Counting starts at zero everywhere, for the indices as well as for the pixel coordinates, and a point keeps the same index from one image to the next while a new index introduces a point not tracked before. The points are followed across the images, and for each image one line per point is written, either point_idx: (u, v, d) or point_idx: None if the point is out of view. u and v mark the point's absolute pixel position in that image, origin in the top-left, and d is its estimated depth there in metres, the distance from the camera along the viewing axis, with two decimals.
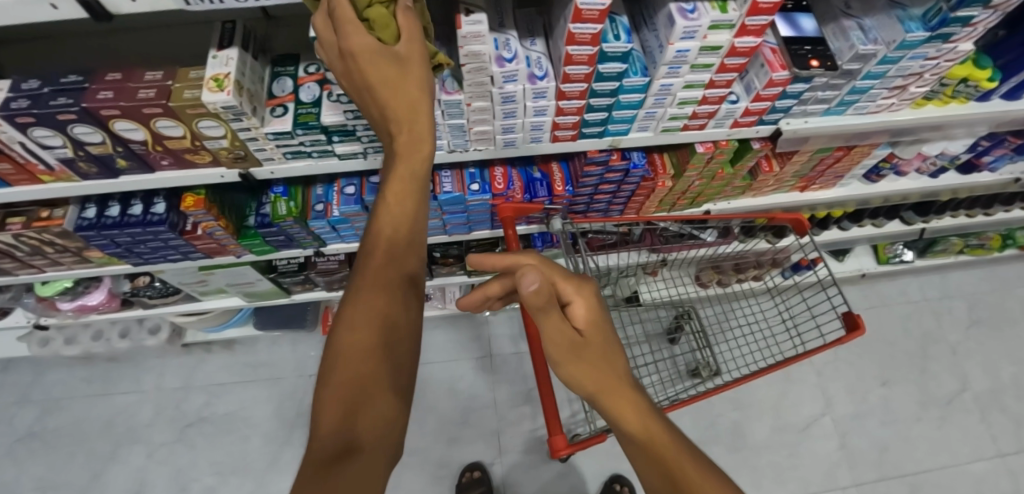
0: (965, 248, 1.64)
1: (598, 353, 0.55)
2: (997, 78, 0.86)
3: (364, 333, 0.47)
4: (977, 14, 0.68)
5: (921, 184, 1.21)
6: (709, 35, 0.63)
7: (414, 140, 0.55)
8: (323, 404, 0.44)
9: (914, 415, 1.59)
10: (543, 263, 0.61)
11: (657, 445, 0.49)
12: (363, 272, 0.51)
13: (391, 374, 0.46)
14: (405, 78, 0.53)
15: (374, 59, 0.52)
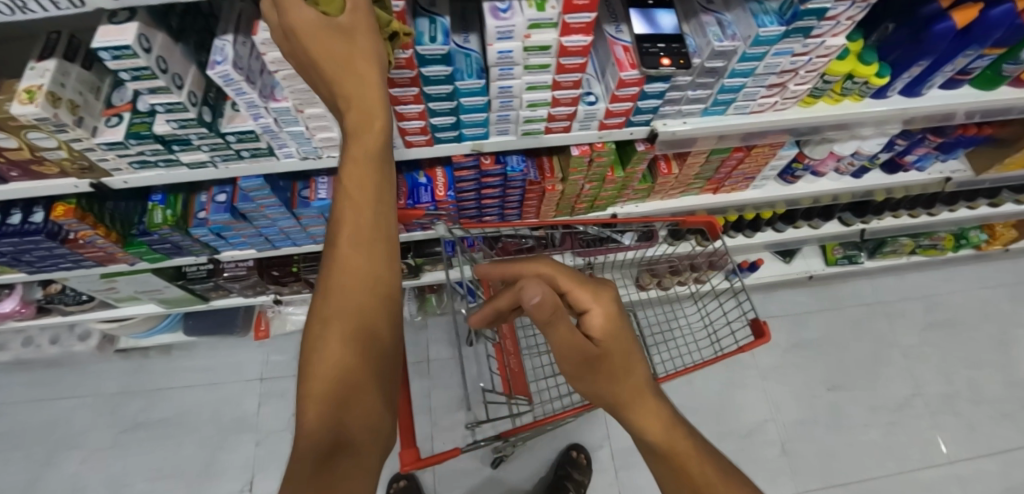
0: (917, 249, 1.62)
1: (615, 363, 0.56)
2: (887, 74, 0.83)
3: (340, 338, 0.41)
4: (831, 7, 0.65)
5: (844, 184, 1.17)
6: (532, 34, 0.61)
7: (370, 113, 0.44)
8: (307, 413, 0.39)
9: (864, 421, 1.56)
10: (556, 279, 0.63)
11: (680, 454, 0.52)
12: (333, 269, 0.43)
13: (375, 380, 0.41)
14: (360, 47, 0.44)
15: (318, 31, 0.42)
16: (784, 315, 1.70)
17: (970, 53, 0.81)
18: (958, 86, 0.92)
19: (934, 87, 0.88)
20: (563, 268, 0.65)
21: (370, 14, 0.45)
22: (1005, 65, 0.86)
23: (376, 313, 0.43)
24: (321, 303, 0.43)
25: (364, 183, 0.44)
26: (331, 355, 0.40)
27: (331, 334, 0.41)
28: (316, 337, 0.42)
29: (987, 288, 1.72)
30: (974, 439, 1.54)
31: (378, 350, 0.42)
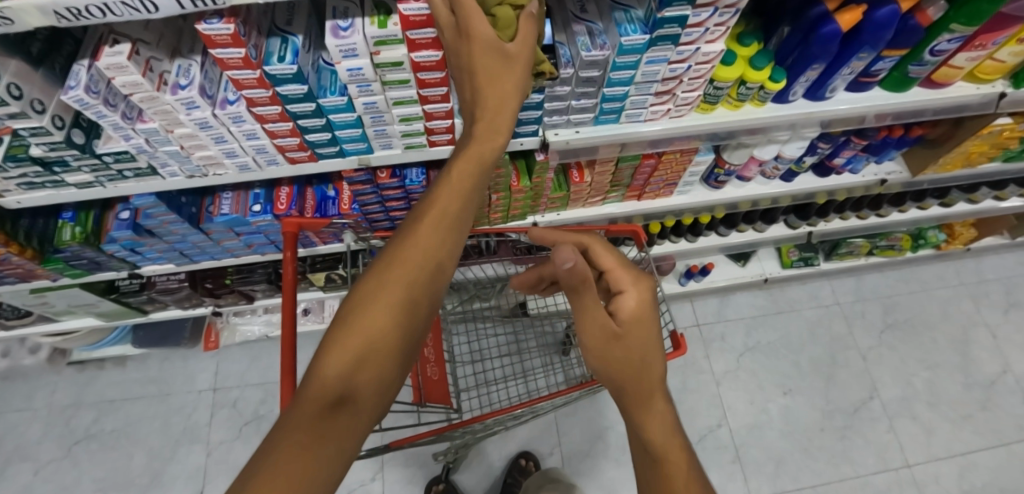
0: (874, 250, 1.63)
1: (634, 352, 0.57)
2: (782, 78, 0.81)
3: (391, 296, 0.53)
4: (691, 13, 0.63)
5: (774, 188, 1.18)
6: (381, 50, 0.61)
7: (491, 131, 0.60)
8: (336, 342, 0.50)
9: (818, 424, 1.57)
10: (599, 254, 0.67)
11: (673, 466, 0.53)
12: (413, 239, 0.56)
13: (404, 338, 0.53)
14: (500, 78, 0.57)
15: (483, 51, 0.54)
16: (740, 318, 1.71)
17: (864, 55, 0.79)
18: (868, 87, 0.91)
19: (838, 91, 0.87)
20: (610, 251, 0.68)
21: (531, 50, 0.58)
22: (910, 67, 0.85)
23: (428, 282, 0.56)
24: (387, 263, 0.55)
25: (459, 178, 0.59)
26: (378, 307, 0.52)
27: (394, 286, 0.53)
28: (376, 285, 0.54)
29: (945, 287, 1.76)
30: (932, 443, 1.56)
31: (416, 311, 0.54)
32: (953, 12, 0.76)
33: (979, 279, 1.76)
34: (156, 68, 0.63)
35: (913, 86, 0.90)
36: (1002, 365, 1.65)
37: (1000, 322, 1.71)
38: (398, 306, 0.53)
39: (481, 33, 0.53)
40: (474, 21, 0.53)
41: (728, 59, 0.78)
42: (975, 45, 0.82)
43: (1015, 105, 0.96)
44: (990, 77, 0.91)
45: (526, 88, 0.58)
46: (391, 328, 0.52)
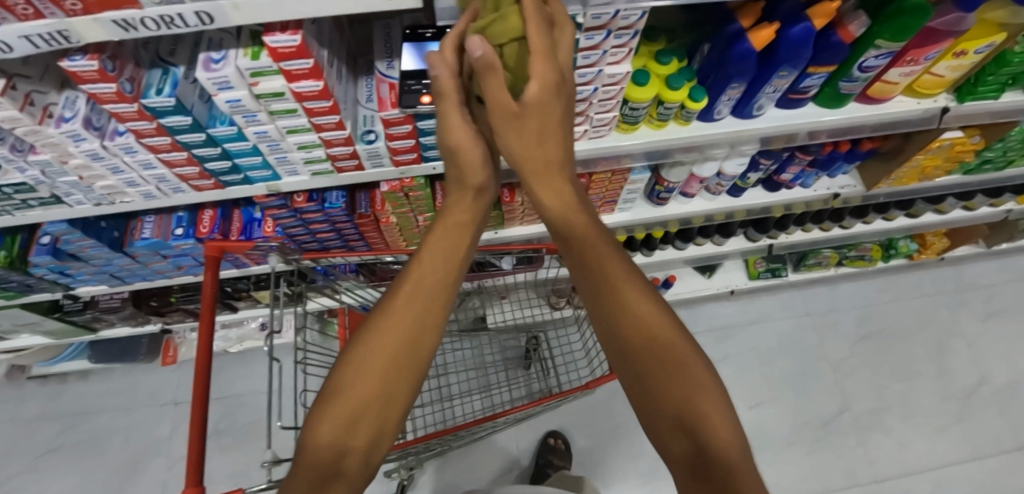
0: (844, 260, 1.61)
1: (551, 180, 0.66)
2: (703, 97, 0.78)
3: (377, 355, 0.58)
4: (581, 38, 0.62)
5: (722, 204, 1.16)
6: (259, 81, 0.60)
7: (461, 197, 0.70)
8: (327, 406, 0.55)
9: (787, 439, 1.53)
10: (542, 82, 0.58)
11: (660, 347, 0.55)
12: (398, 305, 0.61)
13: (394, 406, 0.57)
14: (475, 147, 0.67)
15: (455, 133, 0.65)
16: (708, 330, 1.66)
17: (784, 74, 0.76)
18: (801, 103, 0.87)
19: (766, 108, 0.84)
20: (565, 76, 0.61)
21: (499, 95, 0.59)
22: (840, 83, 0.82)
23: (414, 352, 0.59)
24: (371, 327, 0.60)
25: (441, 244, 0.66)
26: (364, 367, 0.57)
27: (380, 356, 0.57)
28: (363, 350, 0.58)
29: (922, 297, 1.70)
30: (904, 458, 1.52)
31: (403, 378, 0.58)
32: (878, 25, 0.73)
33: (957, 287, 1.71)
34: (39, 101, 0.62)
35: (849, 100, 0.87)
36: (979, 376, 1.60)
37: (978, 331, 1.66)
38: (384, 365, 0.57)
39: (457, 127, 0.64)
40: (452, 108, 0.63)
41: (641, 79, 0.75)
42: (906, 60, 0.79)
43: (959, 118, 0.94)
44: (931, 91, 0.88)
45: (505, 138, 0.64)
46: (376, 391, 0.56)
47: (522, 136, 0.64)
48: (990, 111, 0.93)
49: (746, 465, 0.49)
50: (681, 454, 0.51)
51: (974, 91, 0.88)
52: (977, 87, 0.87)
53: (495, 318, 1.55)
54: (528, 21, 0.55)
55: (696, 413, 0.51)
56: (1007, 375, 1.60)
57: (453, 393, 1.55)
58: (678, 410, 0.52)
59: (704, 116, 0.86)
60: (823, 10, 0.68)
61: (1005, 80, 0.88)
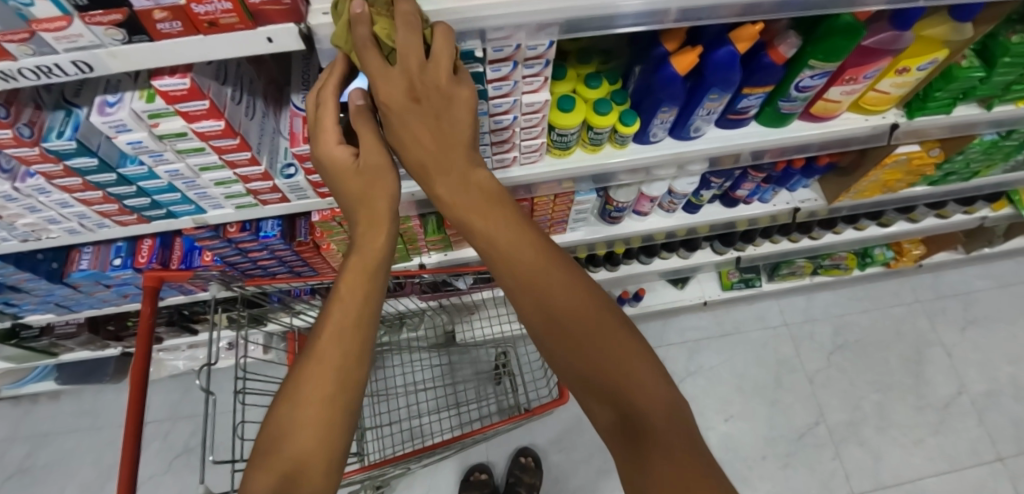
0: (819, 269, 1.59)
1: (457, 165, 0.54)
2: (635, 121, 0.76)
3: (307, 406, 0.50)
4: (487, 70, 0.59)
5: (680, 220, 1.14)
6: (160, 122, 0.59)
7: (374, 218, 0.56)
8: (267, 461, 0.48)
9: (761, 452, 1.52)
10: (388, 96, 0.51)
11: (604, 337, 0.49)
12: (319, 348, 0.53)
13: (326, 455, 0.49)
14: (370, 177, 0.55)
15: (346, 171, 0.56)
16: (680, 342, 1.65)
17: (715, 97, 0.73)
18: (743, 122, 0.85)
19: (704, 130, 0.82)
20: (430, 79, 0.50)
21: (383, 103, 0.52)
22: (779, 102, 0.80)
23: (345, 390, 0.52)
24: (308, 360, 0.53)
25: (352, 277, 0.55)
26: (304, 410, 0.50)
27: (307, 403, 0.50)
28: (289, 403, 0.51)
29: (898, 305, 1.70)
30: (879, 470, 1.51)
31: (335, 422, 0.50)
32: (808, 44, 0.70)
33: (935, 295, 1.70)
34: None
35: (791, 119, 0.85)
36: (957, 386, 1.59)
37: (956, 339, 1.65)
38: (315, 412, 0.50)
39: (339, 161, 0.55)
40: (325, 142, 0.55)
41: (566, 105, 0.73)
42: (845, 79, 0.77)
43: (912, 133, 0.92)
44: (877, 108, 0.86)
45: (404, 138, 0.54)
46: (320, 434, 0.49)
47: (419, 141, 0.54)
48: (943, 126, 0.92)
49: (687, 432, 0.45)
50: (608, 425, 0.48)
51: (923, 106, 0.86)
52: (926, 103, 0.86)
53: (465, 334, 1.52)
54: (357, 37, 0.48)
55: (629, 392, 0.46)
56: (985, 385, 1.59)
57: (421, 410, 1.53)
58: (612, 395, 0.47)
59: (641, 138, 0.85)
60: (746, 33, 0.66)
61: (956, 95, 0.86)
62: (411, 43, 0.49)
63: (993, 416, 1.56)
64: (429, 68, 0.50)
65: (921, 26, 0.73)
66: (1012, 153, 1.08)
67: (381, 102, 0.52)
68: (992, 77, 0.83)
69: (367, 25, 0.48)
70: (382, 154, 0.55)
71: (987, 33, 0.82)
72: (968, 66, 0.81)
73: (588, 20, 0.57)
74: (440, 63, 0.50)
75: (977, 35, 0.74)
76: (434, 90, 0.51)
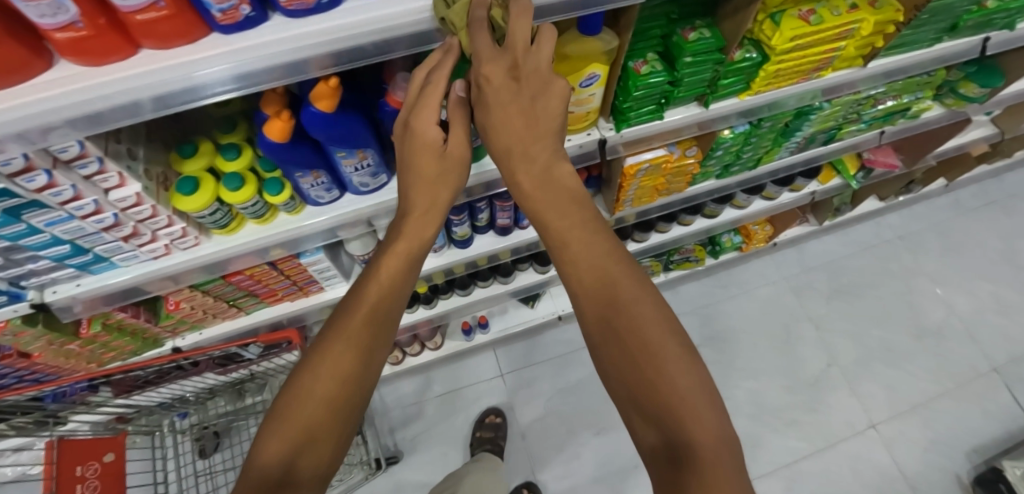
0: (672, 264, 1.56)
1: (524, 151, 0.59)
2: (277, 190, 0.69)
3: (333, 369, 0.53)
4: (10, 185, 0.51)
5: (459, 254, 1.08)
6: None
7: (436, 197, 0.63)
8: (287, 417, 0.51)
9: (634, 460, 1.46)
10: (491, 73, 0.56)
11: (645, 331, 0.49)
12: (352, 317, 0.57)
13: (351, 412, 0.54)
14: (451, 165, 0.62)
15: (431, 150, 0.60)
16: (547, 359, 1.59)
17: (342, 154, 0.66)
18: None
19: (378, 183, 0.74)
20: (532, 63, 0.56)
21: (483, 77, 0.56)
22: None
23: (373, 355, 0.56)
24: (335, 332, 0.56)
25: (390, 266, 0.61)
26: (323, 379, 0.53)
27: (331, 365, 0.53)
28: (315, 362, 0.54)
29: (765, 285, 1.70)
30: (755, 459, 1.47)
31: (360, 381, 0.55)
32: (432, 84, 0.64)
33: (802, 269, 1.73)
34: None
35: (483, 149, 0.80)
36: (826, 359, 1.60)
37: (823, 311, 1.67)
38: (339, 377, 0.53)
39: (432, 140, 0.59)
40: (424, 118, 0.58)
41: (188, 188, 0.66)
42: None
43: (634, 143, 0.86)
44: (576, 126, 0.81)
45: (506, 124, 0.58)
46: (334, 402, 0.53)
47: (508, 126, 0.59)
48: (670, 130, 0.87)
49: (734, 467, 0.42)
50: (650, 449, 0.46)
51: (629, 116, 0.80)
52: (626, 115, 0.80)
53: None
54: (472, 19, 0.55)
55: (682, 415, 0.44)
56: (855, 353, 1.61)
57: None
58: (660, 417, 0.45)
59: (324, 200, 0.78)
60: (325, 91, 0.57)
61: (657, 101, 0.81)
62: (524, 22, 0.54)
63: (865, 384, 1.57)
64: (532, 54, 0.56)
65: (559, 44, 0.68)
66: (781, 136, 1.04)
67: (480, 77, 0.56)
68: (683, 79, 0.78)
69: (484, 10, 0.55)
70: (466, 144, 0.62)
71: (667, 32, 0.77)
72: (650, 72, 0.75)
73: (100, 115, 0.47)
74: (541, 50, 0.56)
75: (625, 42, 0.69)
76: (533, 76, 0.57)
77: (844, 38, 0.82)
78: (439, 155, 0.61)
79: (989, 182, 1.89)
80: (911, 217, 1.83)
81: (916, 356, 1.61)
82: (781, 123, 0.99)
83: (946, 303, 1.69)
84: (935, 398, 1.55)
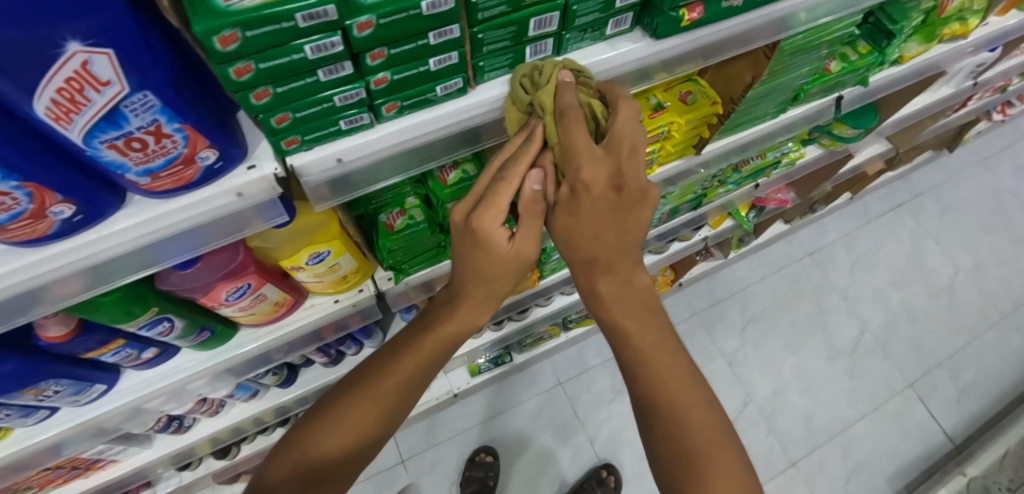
0: (572, 323, 1.46)
1: (619, 250, 0.49)
2: None
3: (373, 398, 0.53)
4: None
5: (283, 395, 0.89)
6: None
7: (492, 289, 0.53)
8: (329, 424, 0.53)
9: None
10: (592, 180, 0.44)
11: (708, 440, 0.47)
12: (404, 356, 0.56)
13: (373, 440, 0.54)
14: (511, 265, 0.49)
15: (492, 252, 0.48)
16: (449, 437, 1.48)
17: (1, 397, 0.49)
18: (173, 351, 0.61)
19: (89, 395, 0.59)
20: (636, 169, 0.45)
21: (578, 174, 0.43)
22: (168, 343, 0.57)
23: (411, 394, 0.55)
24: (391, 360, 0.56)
25: (455, 319, 0.56)
26: (340, 428, 0.52)
27: (376, 394, 0.53)
28: (369, 379, 0.55)
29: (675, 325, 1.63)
30: None
31: (389, 414, 0.54)
32: (84, 316, 0.47)
33: (712, 302, 1.66)
34: None
35: (234, 331, 0.63)
36: (742, 397, 1.53)
37: (738, 345, 1.60)
38: (378, 404, 0.53)
39: (496, 245, 0.47)
40: (488, 221, 0.45)
41: None
42: (211, 306, 0.53)
43: (426, 284, 0.70)
44: (336, 290, 0.62)
45: (604, 228, 0.47)
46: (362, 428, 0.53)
47: (597, 234, 0.47)
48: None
49: None
50: None
51: (404, 267, 0.64)
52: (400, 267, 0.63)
53: None
54: (561, 105, 0.42)
55: None
56: (772, 386, 1.55)
57: None
58: None
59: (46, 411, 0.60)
60: None
61: (434, 248, 0.63)
62: (630, 126, 0.44)
63: (783, 418, 1.51)
64: (635, 159, 0.45)
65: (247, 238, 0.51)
66: None
67: (577, 182, 0.44)
68: None
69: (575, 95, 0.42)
70: (535, 247, 0.49)
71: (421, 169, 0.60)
72: (408, 225, 0.58)
73: None
74: (642, 156, 0.46)
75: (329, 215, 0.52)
76: (634, 187, 0.46)
77: (655, 141, 0.68)
78: (503, 260, 0.48)
79: (897, 183, 1.84)
80: (821, 231, 1.77)
81: (832, 382, 1.56)
82: None
83: (859, 320, 1.64)
84: (853, 426, 1.50)
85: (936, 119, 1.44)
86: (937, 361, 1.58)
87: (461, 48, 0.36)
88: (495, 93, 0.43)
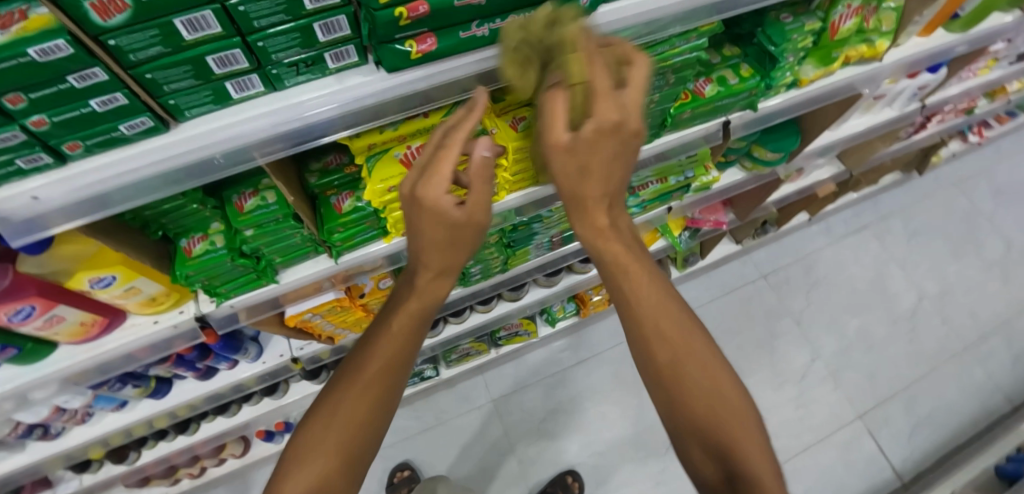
0: (501, 340, 1.45)
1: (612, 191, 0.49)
2: None
3: (364, 388, 0.49)
4: None
5: (158, 405, 0.90)
6: None
7: (452, 254, 0.52)
8: (322, 430, 0.48)
9: None
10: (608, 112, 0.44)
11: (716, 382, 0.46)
12: (379, 341, 0.52)
13: (375, 433, 0.50)
14: (461, 232, 0.50)
15: (440, 221, 0.48)
16: None
17: None
18: None
19: None
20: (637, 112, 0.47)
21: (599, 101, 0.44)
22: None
23: (398, 377, 0.52)
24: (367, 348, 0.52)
25: (420, 297, 0.53)
26: (330, 435, 0.47)
27: (364, 384, 0.50)
28: (350, 372, 0.50)
29: (616, 346, 1.60)
30: None
31: (383, 401, 0.50)
32: None
33: None
34: None
35: (51, 349, 0.63)
36: None
37: None
38: (368, 395, 0.49)
39: (445, 212, 0.47)
40: (433, 190, 0.47)
41: None
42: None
43: (257, 308, 0.70)
44: (150, 310, 0.64)
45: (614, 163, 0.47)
46: (359, 422, 0.48)
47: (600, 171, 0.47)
48: (306, 287, 0.71)
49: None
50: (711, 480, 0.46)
51: (221, 291, 0.64)
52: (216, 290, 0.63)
53: None
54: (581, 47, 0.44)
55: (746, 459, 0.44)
56: None
57: None
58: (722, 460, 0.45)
59: None
60: None
61: (249, 273, 0.64)
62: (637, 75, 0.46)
63: None
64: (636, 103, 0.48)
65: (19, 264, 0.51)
66: (510, 246, 0.94)
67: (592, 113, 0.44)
68: (266, 250, 0.63)
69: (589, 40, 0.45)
70: (486, 214, 0.51)
71: (220, 195, 0.59)
72: (206, 251, 0.58)
73: None
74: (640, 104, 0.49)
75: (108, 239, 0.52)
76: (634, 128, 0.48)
77: None
78: (454, 227, 0.49)
79: (863, 205, 1.76)
80: (778, 252, 1.70)
81: (779, 410, 1.48)
82: (496, 235, 0.89)
83: (812, 346, 1.56)
84: (797, 457, 1.42)
85: (891, 140, 1.36)
86: (890, 393, 1.49)
87: (125, 90, 0.36)
88: (198, 131, 0.43)
